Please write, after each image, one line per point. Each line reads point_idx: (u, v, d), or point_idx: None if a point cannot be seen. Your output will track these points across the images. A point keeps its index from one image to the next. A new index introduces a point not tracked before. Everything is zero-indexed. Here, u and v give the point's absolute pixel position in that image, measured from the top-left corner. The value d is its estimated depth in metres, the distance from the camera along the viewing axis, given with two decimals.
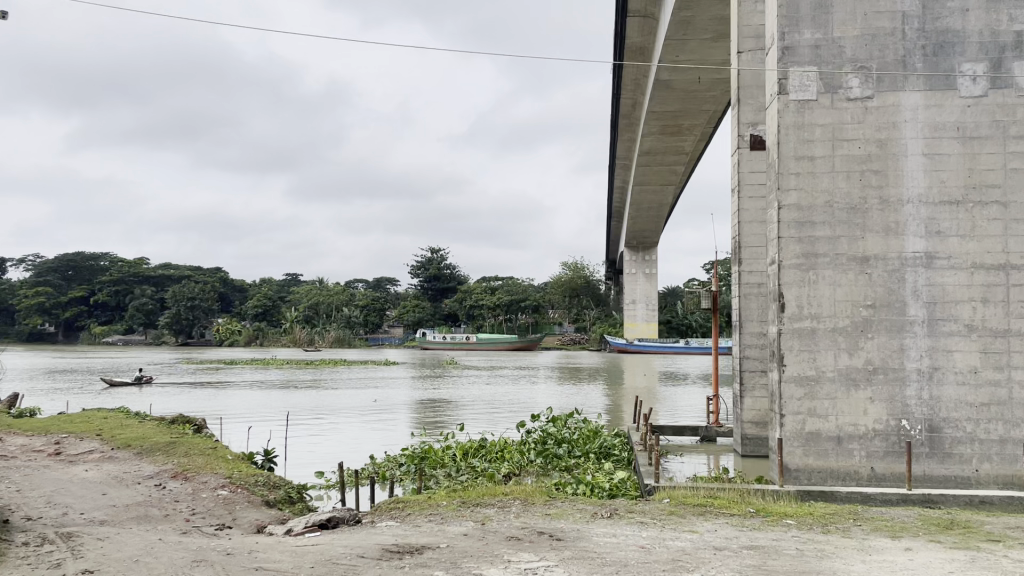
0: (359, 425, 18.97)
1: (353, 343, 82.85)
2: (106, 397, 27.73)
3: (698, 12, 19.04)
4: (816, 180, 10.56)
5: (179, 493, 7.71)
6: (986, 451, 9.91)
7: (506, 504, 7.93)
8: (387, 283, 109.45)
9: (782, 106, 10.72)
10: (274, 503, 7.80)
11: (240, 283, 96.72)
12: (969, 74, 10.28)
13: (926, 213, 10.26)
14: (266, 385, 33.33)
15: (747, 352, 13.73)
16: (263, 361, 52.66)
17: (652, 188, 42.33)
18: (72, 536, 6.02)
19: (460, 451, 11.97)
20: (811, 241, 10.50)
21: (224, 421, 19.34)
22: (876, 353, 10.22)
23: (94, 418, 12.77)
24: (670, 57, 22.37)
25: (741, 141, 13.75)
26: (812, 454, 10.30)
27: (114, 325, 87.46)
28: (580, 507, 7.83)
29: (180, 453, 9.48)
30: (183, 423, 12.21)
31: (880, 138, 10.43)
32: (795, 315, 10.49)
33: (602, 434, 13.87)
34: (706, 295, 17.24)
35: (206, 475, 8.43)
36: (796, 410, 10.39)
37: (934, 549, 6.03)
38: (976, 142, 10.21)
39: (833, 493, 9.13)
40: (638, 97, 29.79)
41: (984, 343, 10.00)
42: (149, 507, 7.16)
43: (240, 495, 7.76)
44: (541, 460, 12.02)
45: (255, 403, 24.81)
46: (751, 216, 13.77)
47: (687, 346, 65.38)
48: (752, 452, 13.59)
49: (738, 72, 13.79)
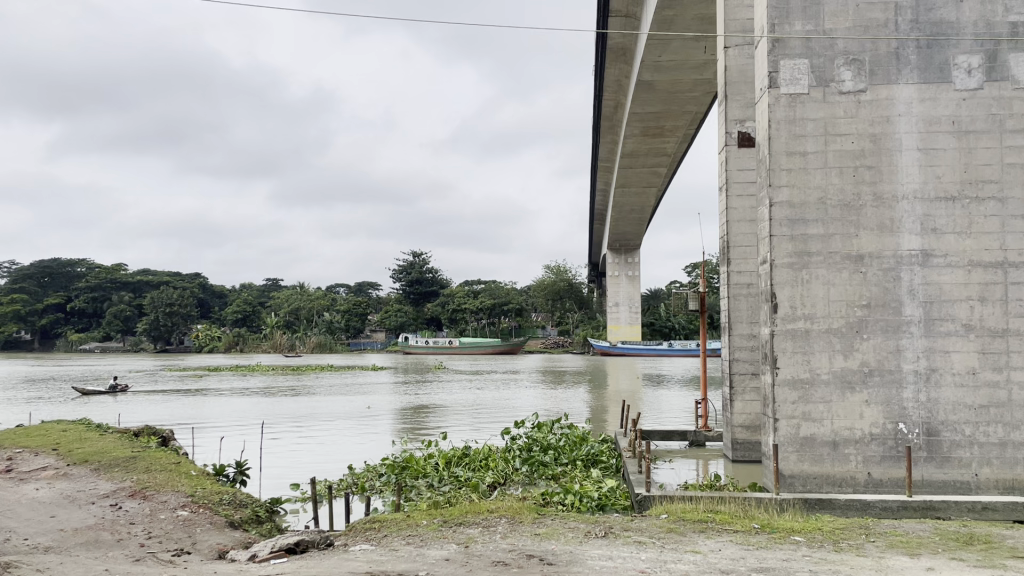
0: (340, 434, 18.34)
1: (334, 348, 81.65)
2: (76, 407, 26.89)
3: (681, 11, 18.71)
4: (808, 176, 10.21)
5: (135, 515, 7.11)
6: (985, 454, 9.59)
7: (492, 523, 7.42)
8: (367, 287, 108.57)
9: (773, 100, 10.36)
10: (239, 524, 7.24)
11: (220, 289, 95.81)
12: (964, 67, 9.99)
13: (922, 209, 9.93)
14: (246, 391, 32.50)
15: (737, 355, 13.34)
16: (245, 368, 52.03)
17: (635, 190, 42.10)
18: (10, 568, 5.46)
19: (443, 460, 11.49)
20: (804, 239, 10.14)
21: (198, 430, 18.63)
22: (872, 354, 9.87)
23: (52, 431, 12.09)
24: (652, 57, 22.03)
25: (729, 139, 13.41)
26: (807, 460, 9.90)
27: (91, 333, 85.88)
28: (572, 526, 7.35)
29: (141, 470, 8.90)
30: (150, 436, 11.62)
31: (874, 132, 10.10)
32: (789, 315, 10.11)
33: (589, 440, 13.41)
34: (693, 297, 16.62)
35: (166, 493, 7.85)
36: (790, 414, 10.01)
37: (957, 568, 5.65)
38: (972, 136, 9.91)
39: (832, 501, 8.76)
40: (620, 98, 29.48)
41: (983, 343, 9.68)
42: (100, 532, 6.58)
43: (201, 516, 7.20)
44: (526, 468, 11.64)
45: (233, 412, 24.08)
46: (740, 215, 13.42)
47: (670, 348, 64.98)
48: (742, 457, 13.21)
49: (725, 66, 13.47)
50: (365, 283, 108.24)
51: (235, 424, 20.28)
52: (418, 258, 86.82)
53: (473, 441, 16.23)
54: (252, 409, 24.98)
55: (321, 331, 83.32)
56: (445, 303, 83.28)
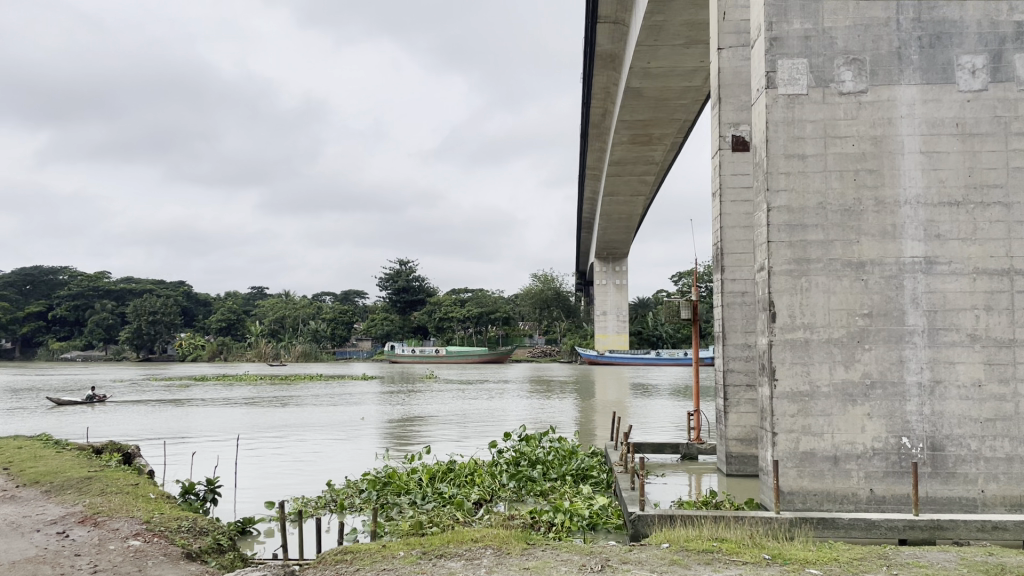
0: (325, 446, 17.68)
1: (319, 356, 80.61)
2: (50, 418, 26.07)
3: (670, 17, 18.25)
4: (807, 180, 9.78)
5: (81, 545, 6.52)
6: (992, 470, 9.16)
7: (476, 556, 6.86)
8: (354, 295, 107.86)
9: (771, 100, 9.93)
10: (197, 555, 6.64)
11: (204, 296, 94.91)
12: (968, 67, 9.61)
13: (924, 214, 9.53)
14: (227, 401, 31.63)
15: (731, 365, 12.89)
16: (227, 377, 51.09)
17: (623, 199, 41.77)
18: None
19: (427, 475, 10.95)
20: (803, 245, 9.71)
21: (173, 445, 17.89)
22: (874, 365, 9.44)
23: (6, 448, 11.39)
24: (640, 64, 21.61)
25: (723, 142, 13.02)
26: (807, 475, 9.43)
27: (71, 341, 84.53)
28: (565, 558, 6.81)
29: (95, 492, 8.28)
30: (113, 453, 11.00)
31: (876, 134, 9.70)
32: (787, 325, 9.66)
33: (579, 453, 12.89)
34: (686, 305, 16.04)
35: (120, 519, 7.25)
36: (789, 428, 9.54)
37: None
38: (976, 139, 9.53)
39: (836, 521, 8.30)
40: (609, 105, 29.10)
41: (988, 353, 9.28)
42: (40, 565, 6.03)
43: (156, 546, 6.61)
44: (514, 484, 11.15)
45: (214, 423, 23.31)
46: (734, 221, 13.00)
47: (658, 356, 64.80)
48: (737, 471, 12.70)
49: (719, 68, 13.01)
50: (353, 291, 107.86)
51: (214, 437, 19.55)
52: (406, 266, 85.99)
53: (459, 455, 15.65)
54: (233, 420, 24.21)
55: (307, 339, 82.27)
56: (432, 312, 82.60)
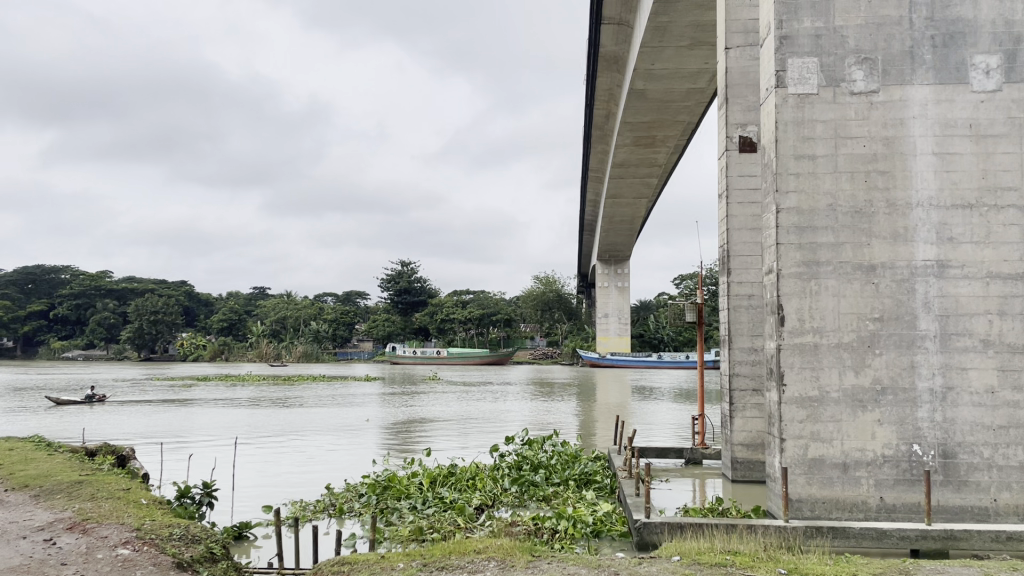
0: (325, 449, 17.47)
1: (320, 357, 80.40)
2: (49, 418, 25.89)
3: (675, 18, 18.06)
4: (817, 181, 9.58)
5: (68, 554, 6.34)
6: (1005, 478, 8.93)
7: (479, 568, 6.65)
8: (354, 295, 107.80)
9: (780, 100, 9.70)
10: (189, 564, 6.45)
11: (206, 296, 94.90)
12: (982, 67, 9.40)
13: (937, 217, 9.32)
14: (227, 401, 31.39)
15: (737, 369, 12.66)
16: (227, 377, 50.95)
17: (626, 201, 41.62)
18: None
19: (428, 479, 10.75)
20: (813, 248, 9.50)
21: (171, 446, 17.69)
22: (884, 371, 9.22)
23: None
24: (644, 65, 21.44)
25: (730, 143, 12.81)
26: (815, 483, 9.21)
27: (72, 341, 84.45)
28: (571, 571, 6.61)
29: (84, 497, 8.07)
30: (107, 455, 10.82)
31: (888, 135, 9.49)
32: (796, 329, 9.45)
33: (582, 458, 12.69)
34: (690, 307, 15.79)
35: (109, 527, 7.04)
36: (797, 434, 9.32)
37: None
38: (990, 140, 9.32)
39: (848, 530, 8.09)
40: (612, 106, 28.93)
41: (1002, 360, 9.06)
42: None
43: (146, 555, 6.42)
44: (516, 488, 10.95)
45: (212, 424, 23.09)
46: (741, 223, 12.78)
47: (660, 359, 64.57)
48: (743, 477, 12.49)
49: (726, 68, 12.82)
50: (353, 291, 107.80)
51: (212, 438, 19.32)
52: (407, 267, 85.91)
53: (460, 458, 15.45)
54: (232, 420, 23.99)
55: (308, 339, 82.14)
56: (433, 313, 82.43)
